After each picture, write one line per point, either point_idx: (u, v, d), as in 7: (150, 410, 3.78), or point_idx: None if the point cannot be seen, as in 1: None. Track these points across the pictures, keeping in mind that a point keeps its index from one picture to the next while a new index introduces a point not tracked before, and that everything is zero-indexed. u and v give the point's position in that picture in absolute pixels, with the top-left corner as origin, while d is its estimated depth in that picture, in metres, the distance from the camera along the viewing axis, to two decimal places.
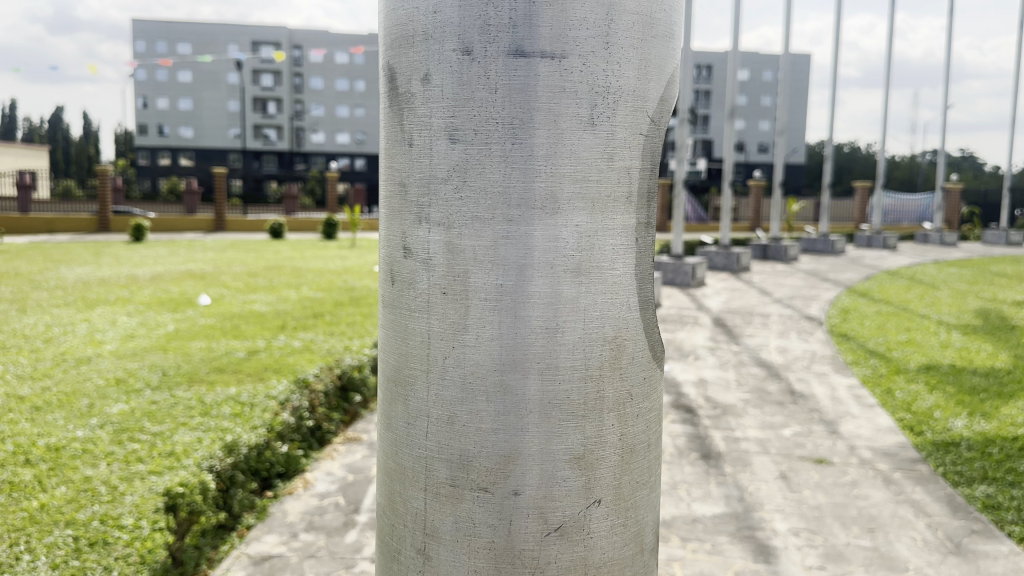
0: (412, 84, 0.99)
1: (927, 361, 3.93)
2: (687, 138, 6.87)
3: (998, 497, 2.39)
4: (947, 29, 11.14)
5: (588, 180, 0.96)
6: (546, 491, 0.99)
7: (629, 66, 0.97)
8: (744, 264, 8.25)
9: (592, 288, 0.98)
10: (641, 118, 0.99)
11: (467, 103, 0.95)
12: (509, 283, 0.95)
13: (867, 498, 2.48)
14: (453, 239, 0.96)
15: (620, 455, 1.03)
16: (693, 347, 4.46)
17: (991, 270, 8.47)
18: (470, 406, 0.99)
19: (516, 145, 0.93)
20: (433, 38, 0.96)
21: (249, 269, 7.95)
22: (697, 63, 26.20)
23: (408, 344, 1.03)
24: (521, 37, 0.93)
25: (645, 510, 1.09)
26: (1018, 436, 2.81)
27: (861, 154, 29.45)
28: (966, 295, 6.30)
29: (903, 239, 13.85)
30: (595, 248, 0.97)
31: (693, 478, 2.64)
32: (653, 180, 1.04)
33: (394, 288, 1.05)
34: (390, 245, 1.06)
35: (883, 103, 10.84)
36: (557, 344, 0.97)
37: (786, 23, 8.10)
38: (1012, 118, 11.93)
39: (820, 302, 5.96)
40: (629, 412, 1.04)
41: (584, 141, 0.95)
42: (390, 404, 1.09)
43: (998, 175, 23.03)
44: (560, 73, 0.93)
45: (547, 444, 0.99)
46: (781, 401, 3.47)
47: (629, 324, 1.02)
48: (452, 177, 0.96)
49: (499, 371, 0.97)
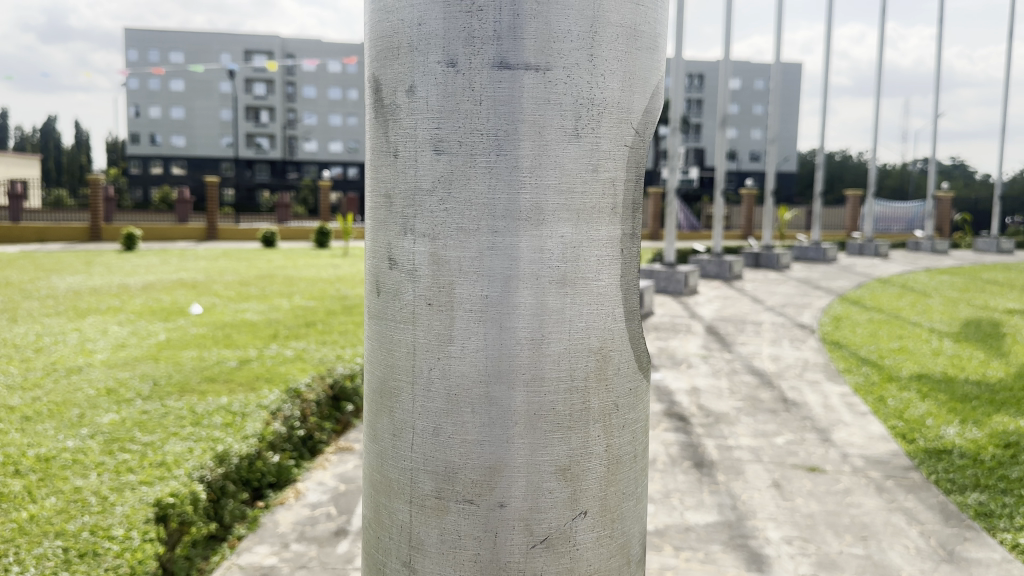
0: (397, 96, 0.99)
1: (919, 368, 3.95)
2: (679, 146, 6.89)
3: (990, 505, 2.39)
4: (938, 37, 11.21)
5: (572, 192, 0.96)
6: (533, 503, 0.98)
7: (613, 79, 0.97)
8: (737, 272, 8.28)
9: (577, 300, 0.98)
10: (625, 129, 0.99)
11: (451, 116, 0.95)
12: (495, 294, 0.95)
13: (859, 505, 2.48)
14: (438, 250, 0.96)
15: (605, 467, 1.03)
16: (686, 354, 4.47)
17: (982, 277, 8.52)
18: (456, 417, 0.99)
19: (499, 156, 0.94)
20: (417, 51, 0.96)
21: (241, 278, 7.95)
22: (689, 72, 26.37)
23: (393, 357, 1.03)
24: (506, 49, 0.93)
25: (631, 523, 1.09)
26: (1008, 442, 2.82)
27: (852, 162, 29.60)
28: (956, 302, 6.34)
29: (895, 245, 13.90)
30: (579, 260, 0.98)
31: (686, 486, 2.64)
32: (638, 193, 1.05)
33: (378, 301, 1.06)
34: (375, 255, 1.06)
35: (874, 111, 10.90)
36: (542, 355, 0.97)
37: (777, 31, 8.15)
38: (1003, 125, 11.98)
39: (811, 310, 5.98)
40: (615, 423, 1.04)
41: (568, 152, 0.95)
42: (375, 416, 1.09)
43: (988, 183, 23.14)
44: (545, 85, 0.94)
45: (533, 456, 0.98)
46: (774, 409, 3.47)
47: (615, 333, 1.03)
48: (437, 188, 0.96)
49: (485, 383, 0.97)
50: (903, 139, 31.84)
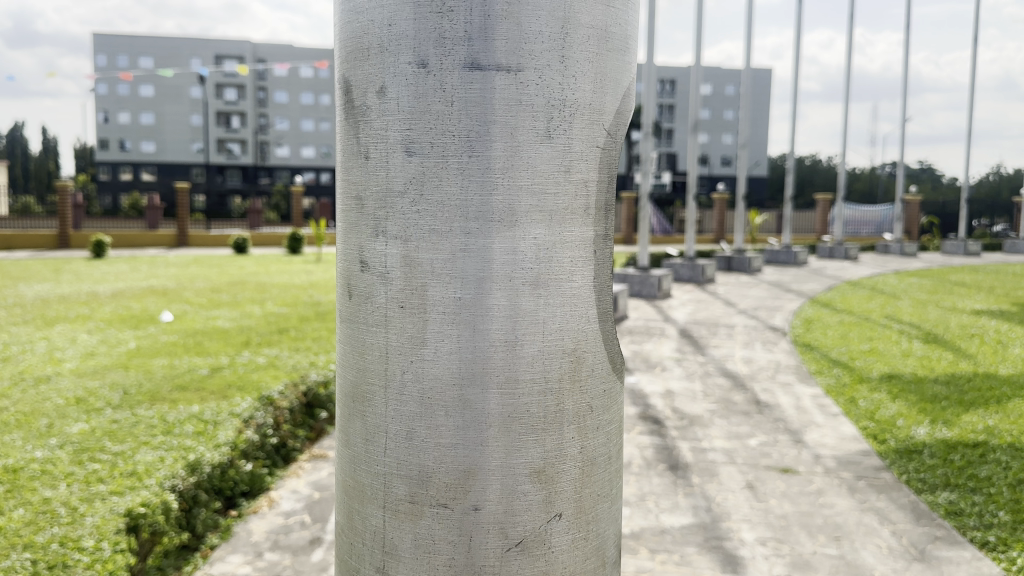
0: (367, 98, 0.99)
1: (887, 371, 4.00)
2: (651, 151, 6.92)
3: (961, 503, 2.43)
4: (905, 43, 11.40)
5: (544, 194, 0.96)
6: (507, 508, 0.98)
7: (585, 78, 0.98)
8: (710, 275, 8.34)
9: (550, 300, 0.98)
10: (596, 130, 1.00)
11: (423, 115, 0.94)
12: (467, 296, 0.95)
13: (832, 506, 2.51)
14: (410, 252, 0.96)
15: (580, 469, 1.03)
16: (660, 358, 4.49)
17: (939, 278, 8.75)
18: (428, 421, 0.98)
19: (471, 156, 0.93)
20: (388, 51, 0.96)
21: (213, 284, 7.85)
22: (660, 77, 26.56)
23: (364, 359, 1.03)
24: (477, 49, 0.93)
25: (606, 525, 1.09)
26: (977, 442, 2.87)
27: (822, 166, 30.01)
28: (918, 303, 6.50)
29: (864, 249, 14.11)
30: (552, 261, 0.98)
31: (661, 489, 2.65)
32: (610, 194, 1.06)
33: (350, 303, 1.05)
34: (346, 258, 1.06)
35: (843, 116, 11.05)
36: (517, 357, 0.97)
37: (747, 37, 8.24)
38: (969, 130, 12.21)
39: (772, 315, 6.06)
40: (589, 424, 1.04)
41: (540, 154, 0.96)
42: (346, 422, 1.08)
43: (955, 187, 23.57)
44: (516, 85, 0.94)
45: (507, 459, 0.98)
46: (747, 411, 3.50)
47: (588, 335, 1.03)
48: (408, 190, 0.96)
49: (457, 386, 0.97)
50: (871, 144, 32.36)
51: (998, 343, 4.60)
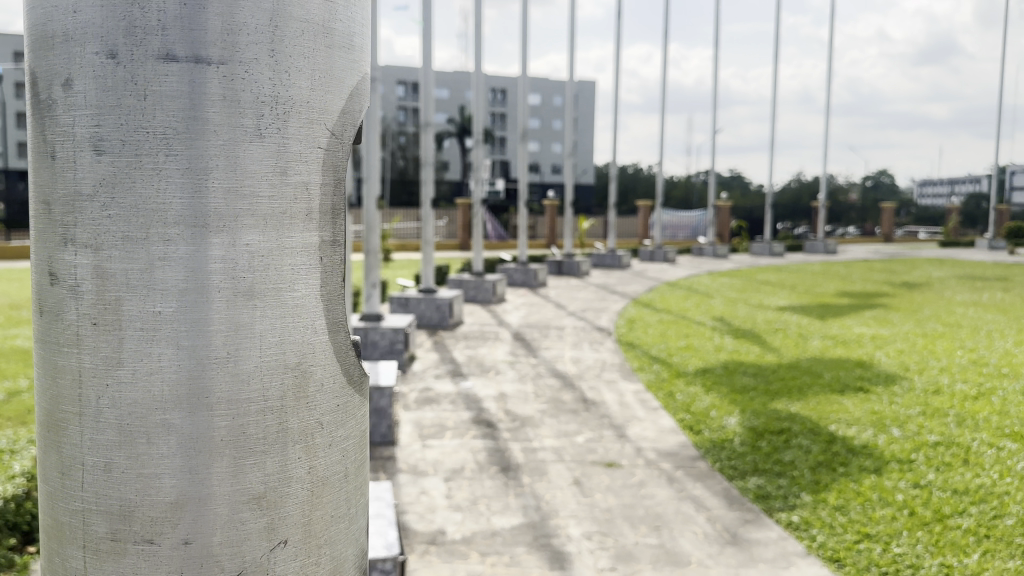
0: (53, 91, 0.99)
1: (701, 366, 4.26)
2: (483, 158, 7.02)
3: (767, 487, 2.64)
4: (714, 60, 12.28)
5: (256, 197, 0.98)
6: (223, 537, 1.00)
7: (302, 74, 1.01)
8: (542, 279, 8.58)
9: (264, 309, 0.99)
10: (318, 128, 1.03)
11: (113, 110, 0.95)
12: (169, 309, 0.96)
13: (653, 496, 2.63)
14: (102, 261, 0.96)
15: (309, 490, 1.06)
16: (494, 361, 4.54)
17: (744, 278, 9.52)
18: (129, 449, 0.98)
19: (171, 157, 0.95)
20: (73, 39, 0.97)
21: (13, 300, 7.11)
22: (491, 87, 27.00)
23: (58, 384, 1.02)
24: (172, 41, 0.95)
25: (344, 545, 1.13)
26: (781, 429, 3.12)
27: (643, 174, 31.72)
28: (724, 301, 7.02)
29: (683, 251, 15.06)
30: (269, 266, 0.99)
31: (493, 492, 2.67)
32: (339, 197, 1.09)
33: (44, 321, 1.03)
34: (39, 271, 1.04)
35: (661, 127, 11.74)
36: (235, 374, 0.98)
37: (570, 49, 8.56)
38: (771, 141, 13.35)
39: (596, 315, 6.30)
40: (318, 441, 1.06)
41: (254, 151, 0.98)
42: (44, 452, 1.06)
43: (760, 193, 25.72)
44: (224, 81, 0.96)
45: (221, 484, 0.99)
46: (575, 410, 3.62)
47: (316, 347, 1.05)
48: (98, 193, 0.96)
49: (162, 410, 0.97)
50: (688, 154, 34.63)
51: (794, 337, 5.05)
